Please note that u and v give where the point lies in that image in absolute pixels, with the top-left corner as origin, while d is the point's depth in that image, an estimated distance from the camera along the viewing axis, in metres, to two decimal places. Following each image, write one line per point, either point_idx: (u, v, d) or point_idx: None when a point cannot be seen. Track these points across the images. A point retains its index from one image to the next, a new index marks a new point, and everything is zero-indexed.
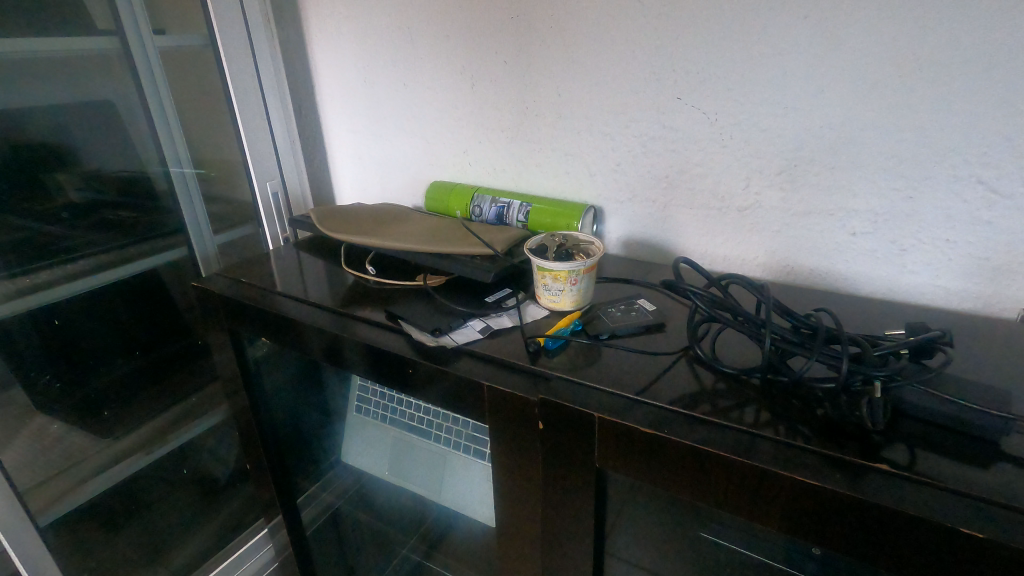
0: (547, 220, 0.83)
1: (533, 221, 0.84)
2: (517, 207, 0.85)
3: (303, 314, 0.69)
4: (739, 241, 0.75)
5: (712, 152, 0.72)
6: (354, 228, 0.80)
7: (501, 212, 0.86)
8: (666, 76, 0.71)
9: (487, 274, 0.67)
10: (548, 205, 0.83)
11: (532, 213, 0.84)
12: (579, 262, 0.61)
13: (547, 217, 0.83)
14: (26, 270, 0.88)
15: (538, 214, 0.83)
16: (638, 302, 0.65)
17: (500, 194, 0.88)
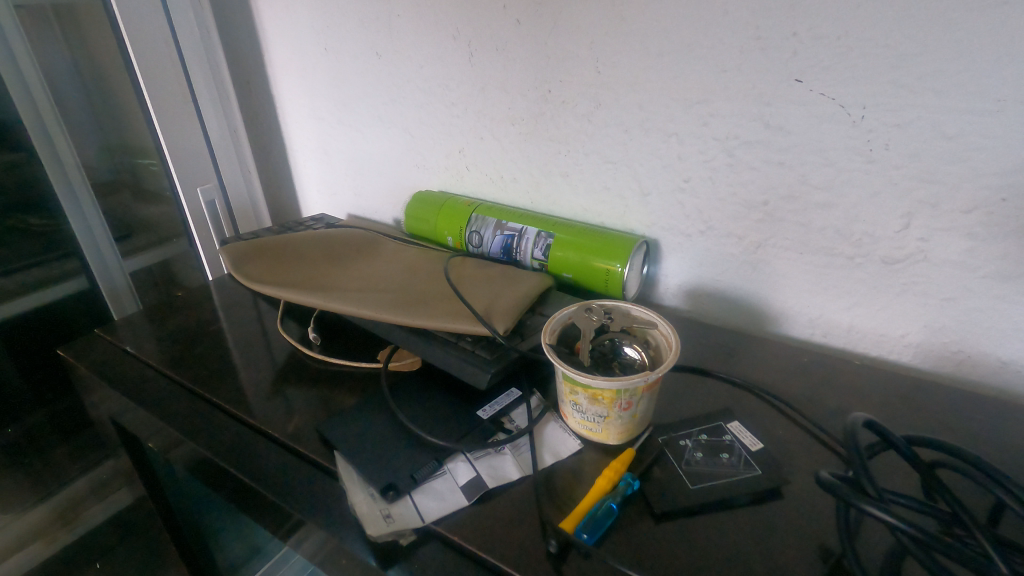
0: (575, 259, 0.56)
1: (555, 258, 0.57)
2: (532, 237, 0.59)
3: (194, 421, 0.45)
4: (878, 308, 0.47)
5: (847, 169, 0.44)
6: (294, 271, 0.55)
7: (510, 243, 0.60)
8: (779, 44, 0.43)
9: (480, 375, 0.41)
10: (578, 237, 0.56)
11: (554, 247, 0.57)
12: (636, 378, 0.35)
13: (575, 254, 0.56)
14: None
15: (562, 249, 0.57)
16: (731, 435, 0.39)
17: (508, 214, 0.61)
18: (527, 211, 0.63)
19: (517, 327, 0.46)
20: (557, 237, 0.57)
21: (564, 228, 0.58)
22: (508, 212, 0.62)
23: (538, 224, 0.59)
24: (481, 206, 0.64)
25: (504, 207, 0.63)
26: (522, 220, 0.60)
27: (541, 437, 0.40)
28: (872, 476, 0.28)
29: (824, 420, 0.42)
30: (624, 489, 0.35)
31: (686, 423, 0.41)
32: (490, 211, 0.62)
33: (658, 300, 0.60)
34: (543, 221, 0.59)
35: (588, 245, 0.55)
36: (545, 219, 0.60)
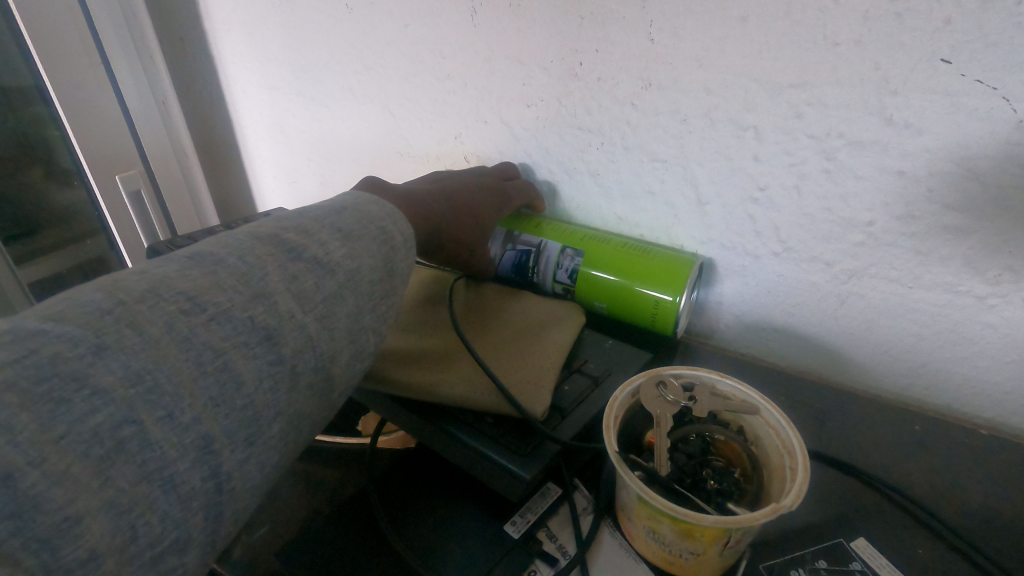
0: (611, 284, 0.43)
1: (584, 282, 0.45)
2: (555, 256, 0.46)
3: None
4: (1009, 363, 0.37)
5: (999, 184, 0.33)
6: None
7: (524, 263, 0.47)
8: (923, 8, 0.31)
9: (508, 482, 0.29)
10: (613, 255, 0.44)
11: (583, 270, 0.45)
12: (757, 515, 0.24)
13: (611, 278, 0.43)
14: None
15: (593, 272, 0.44)
16: (858, 564, 0.29)
17: (524, 227, 0.48)
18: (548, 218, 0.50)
19: (554, 397, 0.34)
20: (586, 254, 0.45)
21: (596, 243, 0.45)
22: (530, 222, 0.49)
23: (561, 239, 0.46)
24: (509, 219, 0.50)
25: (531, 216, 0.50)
26: (541, 232, 0.47)
27: (598, 567, 0.29)
28: None
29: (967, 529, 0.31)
30: None
31: (791, 539, 0.30)
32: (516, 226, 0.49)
33: (707, 331, 0.49)
34: (568, 234, 0.47)
35: (628, 266, 0.43)
36: (572, 231, 0.47)
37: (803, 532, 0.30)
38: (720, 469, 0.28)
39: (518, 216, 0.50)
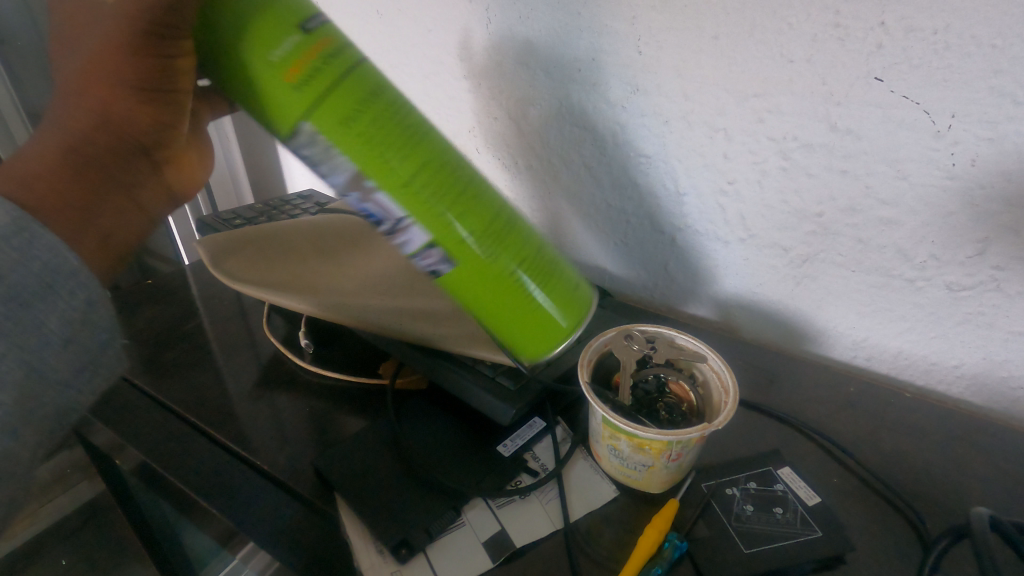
0: (499, 240, 0.35)
1: (444, 243, 0.33)
2: (408, 197, 0.32)
3: (181, 445, 0.41)
4: (933, 336, 0.43)
5: (921, 183, 0.39)
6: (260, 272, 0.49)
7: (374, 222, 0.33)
8: (861, 34, 0.37)
9: (502, 409, 0.36)
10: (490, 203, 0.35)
11: (459, 216, 0.33)
12: (691, 430, 0.31)
13: (493, 228, 0.34)
14: None
15: (473, 217, 0.34)
16: (782, 483, 0.36)
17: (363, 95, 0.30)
18: (368, 61, 0.31)
19: None
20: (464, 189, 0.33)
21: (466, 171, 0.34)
22: (374, 82, 0.31)
23: (419, 148, 0.32)
24: (309, 40, 0.29)
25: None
26: (395, 115, 0.31)
27: (570, 479, 0.36)
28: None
29: (880, 467, 0.38)
30: (672, 552, 0.31)
31: (732, 466, 0.37)
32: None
33: (684, 307, 0.56)
34: (423, 129, 0.33)
35: (499, 230, 0.35)
36: (420, 122, 0.33)
37: (742, 460, 0.37)
38: (671, 403, 0.35)
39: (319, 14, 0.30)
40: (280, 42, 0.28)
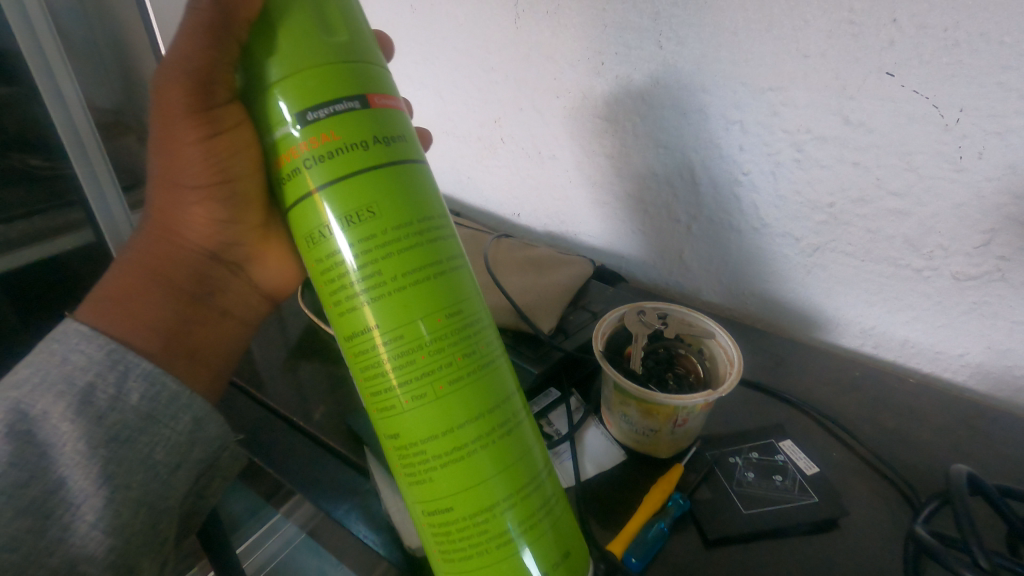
0: (451, 399, 0.27)
1: (378, 372, 0.28)
2: (351, 309, 0.28)
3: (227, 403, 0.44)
4: (940, 325, 0.45)
5: (930, 177, 0.41)
6: None
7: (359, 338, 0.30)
8: (875, 31, 0.38)
9: (521, 376, 0.39)
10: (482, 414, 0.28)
11: (404, 355, 0.27)
12: (697, 397, 0.33)
13: (457, 384, 0.27)
14: None
15: (427, 361, 0.27)
16: (783, 453, 0.38)
17: (343, 198, 0.27)
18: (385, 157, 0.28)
19: (560, 322, 0.44)
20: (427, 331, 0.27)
21: (458, 308, 0.28)
22: (368, 185, 0.27)
23: (380, 267, 0.27)
24: (311, 129, 0.27)
25: (388, 73, 0.30)
26: (372, 223, 0.27)
27: (583, 443, 0.39)
28: (1005, 512, 0.27)
29: (881, 446, 0.40)
30: (674, 510, 0.33)
31: (737, 438, 0.39)
32: (351, 29, 0.28)
33: (698, 293, 0.58)
34: (408, 245, 0.27)
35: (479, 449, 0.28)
36: (419, 234, 0.28)
37: (746, 432, 0.40)
38: (679, 375, 0.37)
39: (350, 101, 0.27)
40: (284, 123, 0.27)
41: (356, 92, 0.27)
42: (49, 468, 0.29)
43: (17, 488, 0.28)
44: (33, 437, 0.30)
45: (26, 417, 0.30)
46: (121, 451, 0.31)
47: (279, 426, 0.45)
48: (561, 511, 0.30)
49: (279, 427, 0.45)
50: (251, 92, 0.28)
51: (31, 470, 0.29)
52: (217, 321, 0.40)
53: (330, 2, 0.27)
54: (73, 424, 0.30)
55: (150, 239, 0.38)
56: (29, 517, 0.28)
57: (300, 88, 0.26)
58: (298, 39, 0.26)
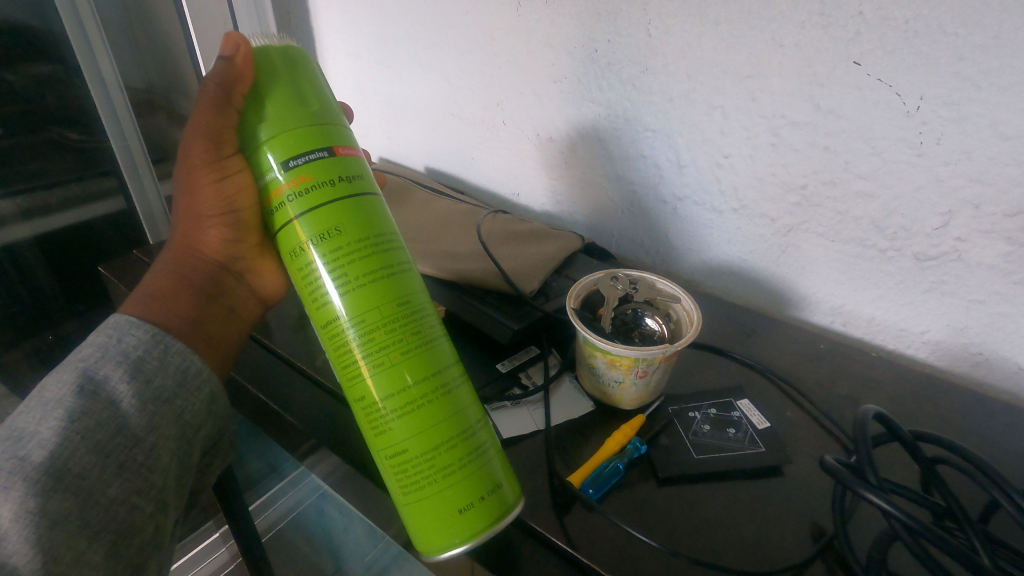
0: (402, 374, 0.32)
1: (346, 358, 0.33)
2: (323, 307, 0.33)
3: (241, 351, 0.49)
4: (903, 304, 0.48)
5: (891, 162, 0.43)
6: None
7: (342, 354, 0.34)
8: (842, 22, 0.41)
9: (503, 331, 0.43)
10: (425, 381, 0.32)
11: (365, 338, 0.32)
12: (653, 351, 0.36)
13: (407, 359, 0.32)
14: None
15: (382, 342, 0.32)
16: (739, 410, 0.41)
17: (316, 221, 0.32)
18: (350, 192, 0.33)
19: (544, 287, 0.48)
20: (381, 323, 0.32)
21: (406, 300, 0.33)
22: (334, 212, 0.33)
23: (344, 269, 0.32)
24: (291, 172, 0.32)
25: (351, 129, 0.36)
26: (339, 237, 0.33)
27: (556, 394, 0.43)
28: (913, 447, 0.30)
29: (834, 410, 0.43)
30: (632, 451, 0.37)
31: (698, 397, 0.43)
32: (321, 96, 0.34)
33: (684, 271, 0.62)
34: (366, 251, 0.33)
35: (425, 413, 0.32)
36: (376, 247, 0.33)
37: (708, 391, 0.43)
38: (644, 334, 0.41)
39: (320, 151, 0.33)
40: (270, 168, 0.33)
41: (324, 143, 0.33)
42: (110, 419, 0.32)
43: (83, 434, 0.31)
44: (97, 395, 0.33)
45: (90, 380, 0.33)
46: (162, 408, 0.34)
47: (286, 373, 0.50)
48: (502, 469, 0.33)
49: (286, 374, 0.50)
50: (246, 149, 0.34)
51: (95, 421, 0.32)
52: (229, 317, 0.42)
53: (302, 74, 0.34)
54: (130, 385, 0.33)
55: (174, 254, 0.42)
56: (93, 456, 0.31)
57: (281, 141, 0.32)
58: (277, 104, 0.33)
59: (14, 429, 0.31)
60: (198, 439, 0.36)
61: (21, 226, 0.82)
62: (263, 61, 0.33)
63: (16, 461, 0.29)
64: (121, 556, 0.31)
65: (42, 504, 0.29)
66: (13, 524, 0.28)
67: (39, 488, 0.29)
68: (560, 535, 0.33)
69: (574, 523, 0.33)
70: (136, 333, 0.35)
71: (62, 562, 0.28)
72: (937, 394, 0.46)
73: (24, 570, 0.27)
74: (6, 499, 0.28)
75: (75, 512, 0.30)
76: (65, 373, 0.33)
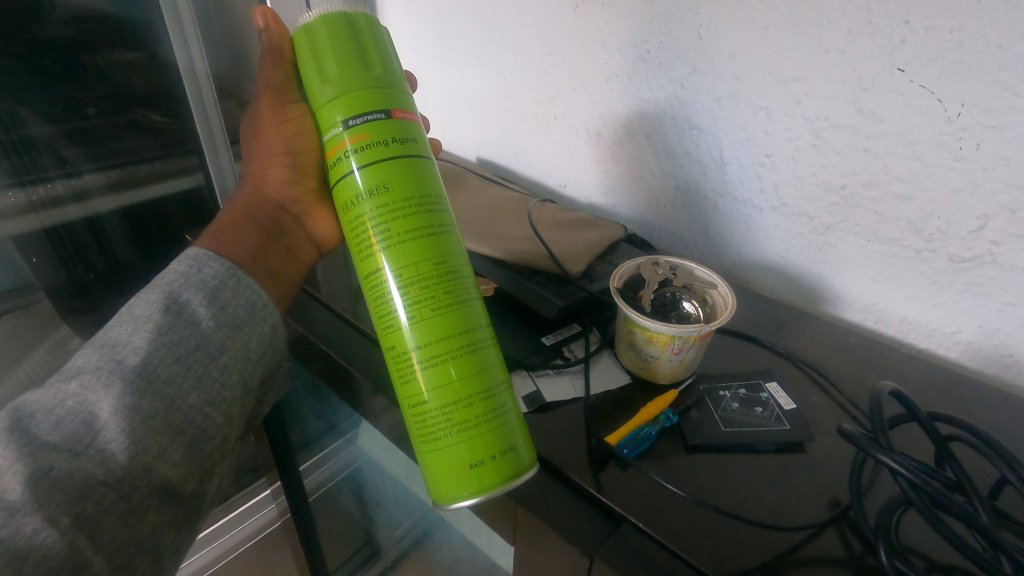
0: (438, 327, 0.37)
1: (386, 303, 0.38)
2: (369, 256, 0.38)
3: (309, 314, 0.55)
4: (935, 304, 0.49)
5: (931, 167, 0.45)
6: None
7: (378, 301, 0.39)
8: (888, 31, 0.43)
9: (549, 308, 0.47)
10: (458, 335, 0.37)
11: (407, 289, 0.37)
12: (689, 328, 0.39)
13: (441, 312, 0.37)
14: (69, 172, 0.83)
15: (423, 294, 0.37)
16: (769, 392, 0.44)
17: (371, 174, 0.37)
18: (404, 162, 0.38)
19: (589, 270, 0.52)
20: (421, 276, 0.37)
21: (446, 260, 0.38)
22: (388, 168, 0.37)
23: (393, 230, 0.37)
24: (352, 130, 0.37)
25: (411, 97, 0.40)
26: (391, 197, 0.37)
27: (598, 367, 0.47)
28: (928, 425, 0.32)
29: (862, 396, 0.46)
30: (664, 421, 0.41)
31: (731, 378, 0.46)
32: (383, 62, 0.38)
33: (722, 265, 0.65)
34: (413, 214, 0.37)
35: (453, 361, 0.37)
36: (424, 212, 0.38)
37: (740, 373, 0.46)
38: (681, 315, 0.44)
39: (378, 113, 0.37)
40: (336, 123, 0.38)
41: (380, 107, 0.38)
42: (190, 335, 0.38)
43: (169, 346, 0.37)
44: (180, 314, 0.39)
45: (174, 300, 0.39)
46: (233, 334, 0.40)
47: (348, 336, 0.55)
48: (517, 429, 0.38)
49: (348, 336, 0.55)
50: (315, 104, 0.39)
51: (179, 335, 0.38)
52: (286, 258, 0.48)
53: (368, 43, 0.38)
54: (208, 308, 0.39)
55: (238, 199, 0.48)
56: (176, 365, 0.37)
57: (345, 100, 0.37)
58: (343, 68, 0.37)
59: (111, 338, 0.37)
60: (261, 365, 0.42)
61: (104, 198, 0.87)
62: (332, 25, 0.37)
63: (114, 362, 0.36)
64: (196, 458, 0.37)
65: (135, 402, 0.35)
66: (112, 416, 0.34)
67: (133, 388, 0.35)
68: (592, 484, 0.37)
69: (608, 475, 0.37)
70: (213, 265, 0.41)
71: (150, 454, 0.34)
72: (965, 391, 0.48)
73: (120, 456, 0.33)
74: (107, 393, 0.34)
75: (161, 412, 0.35)
76: (153, 295, 0.39)
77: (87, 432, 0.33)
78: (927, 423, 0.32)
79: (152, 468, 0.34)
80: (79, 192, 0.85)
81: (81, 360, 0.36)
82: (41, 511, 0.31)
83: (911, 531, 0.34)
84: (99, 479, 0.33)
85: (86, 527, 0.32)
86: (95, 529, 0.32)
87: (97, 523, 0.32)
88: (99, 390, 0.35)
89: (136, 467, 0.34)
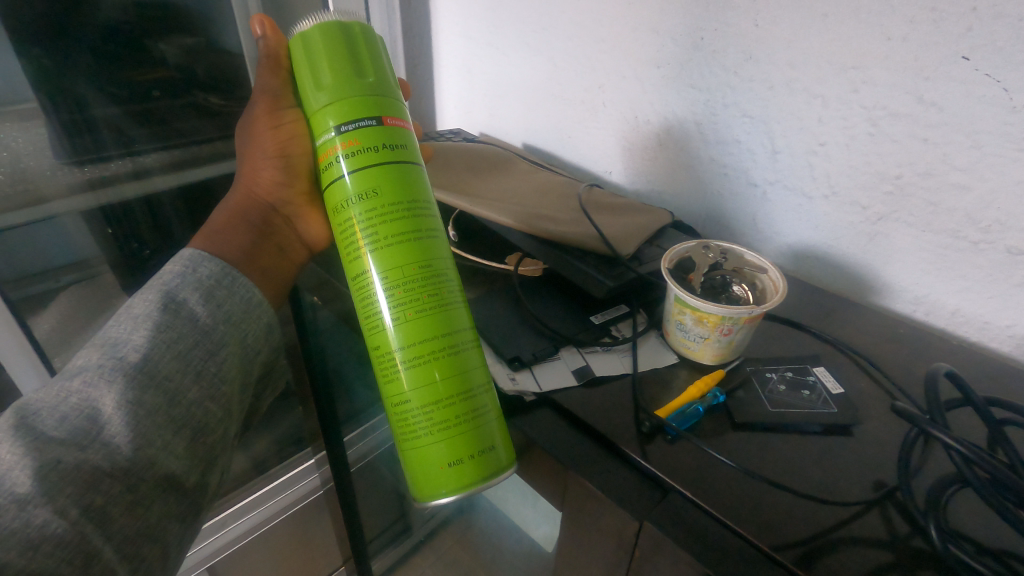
0: (420, 329, 0.39)
1: (371, 305, 0.40)
2: (356, 259, 0.40)
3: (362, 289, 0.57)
4: (989, 296, 0.49)
5: (994, 157, 0.44)
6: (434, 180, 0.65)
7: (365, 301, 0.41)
8: (955, 17, 0.43)
9: (599, 288, 0.49)
10: (440, 336, 0.39)
11: (393, 291, 0.39)
12: (738, 309, 0.40)
13: (425, 315, 0.39)
14: (127, 150, 0.81)
15: (407, 296, 0.39)
16: (816, 376, 0.45)
17: (361, 179, 0.39)
18: (390, 167, 0.39)
19: (637, 253, 0.53)
20: (405, 279, 0.39)
21: (431, 263, 0.40)
22: (376, 173, 0.39)
23: (379, 233, 0.39)
24: (343, 137, 0.39)
25: (404, 105, 0.42)
26: (377, 201, 0.39)
27: (644, 346, 0.48)
28: (982, 406, 0.33)
29: (912, 385, 0.46)
30: (712, 399, 0.42)
31: (778, 361, 0.47)
32: (377, 71, 0.40)
33: (767, 254, 0.65)
34: (397, 218, 0.39)
35: (434, 362, 0.39)
36: (409, 215, 0.39)
37: (787, 358, 0.47)
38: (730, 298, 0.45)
39: (370, 119, 0.39)
40: (330, 130, 0.39)
41: (371, 114, 0.39)
42: (188, 332, 0.39)
43: (166, 342, 0.38)
44: (177, 312, 0.39)
45: (170, 300, 0.40)
46: (228, 331, 0.41)
47: None
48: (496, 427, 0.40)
49: None
50: (311, 111, 0.40)
51: (177, 332, 0.39)
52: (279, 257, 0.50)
53: (363, 53, 0.40)
54: (204, 307, 0.41)
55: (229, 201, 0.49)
56: (175, 362, 0.38)
57: (338, 107, 0.39)
58: (338, 76, 0.39)
59: (109, 338, 0.38)
60: (255, 361, 0.44)
61: (164, 175, 0.86)
62: (327, 33, 0.39)
63: (115, 359, 0.36)
64: (198, 449, 0.38)
65: (137, 397, 0.36)
66: (115, 412, 0.35)
67: (133, 383, 0.36)
68: (641, 454, 0.38)
69: (655, 449, 0.39)
70: (208, 265, 0.42)
71: (153, 446, 0.35)
72: (1020, 384, 0.47)
73: (124, 448, 0.34)
74: (109, 391, 0.35)
75: (163, 407, 0.36)
76: (150, 295, 0.40)
77: (91, 427, 0.34)
78: (982, 406, 0.33)
79: (155, 461, 0.35)
80: (139, 170, 0.83)
81: (80, 359, 0.37)
82: (49, 503, 0.31)
83: (959, 517, 0.35)
84: (105, 471, 0.33)
85: (95, 517, 0.32)
86: (104, 519, 0.33)
87: (106, 513, 0.33)
88: (100, 387, 0.35)
89: (140, 460, 0.35)
